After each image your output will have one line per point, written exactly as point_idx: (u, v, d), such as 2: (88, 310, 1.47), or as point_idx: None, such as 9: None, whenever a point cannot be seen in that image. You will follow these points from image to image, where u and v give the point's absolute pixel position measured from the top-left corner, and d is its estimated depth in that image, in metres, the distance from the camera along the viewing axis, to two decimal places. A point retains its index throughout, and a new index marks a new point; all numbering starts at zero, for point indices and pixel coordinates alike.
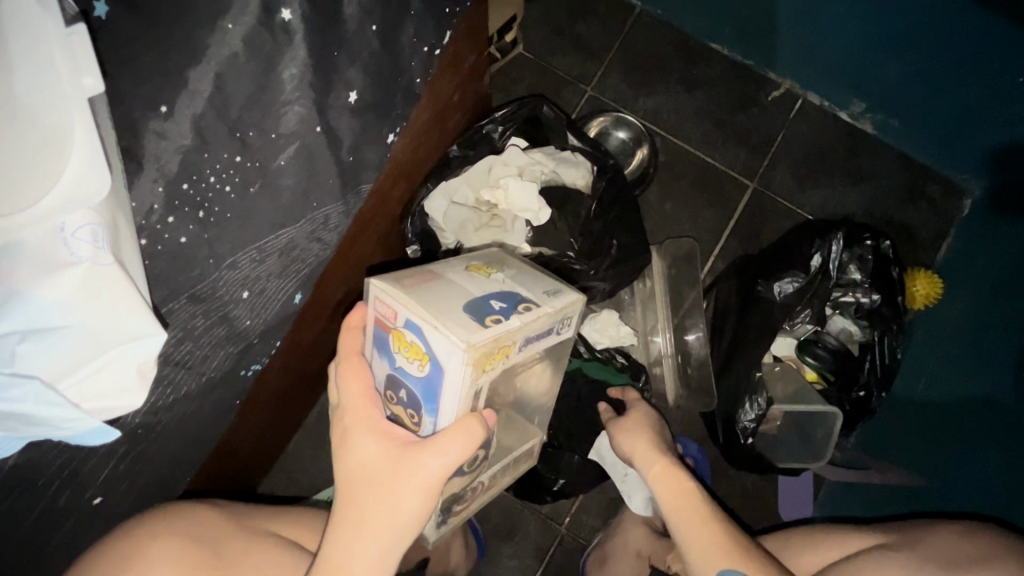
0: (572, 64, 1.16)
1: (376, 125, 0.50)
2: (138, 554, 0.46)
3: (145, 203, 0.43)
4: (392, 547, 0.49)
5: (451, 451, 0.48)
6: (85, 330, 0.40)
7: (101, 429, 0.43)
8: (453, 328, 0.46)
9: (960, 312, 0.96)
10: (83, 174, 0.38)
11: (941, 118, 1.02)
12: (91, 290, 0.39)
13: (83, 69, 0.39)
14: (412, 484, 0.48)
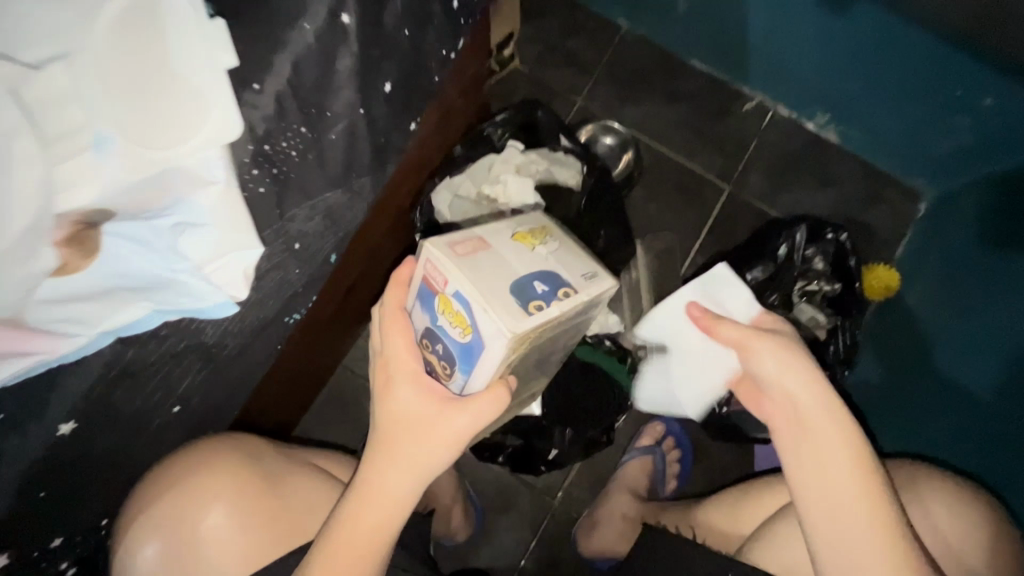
0: (564, 78, 1.27)
1: (402, 113, 0.59)
2: (201, 458, 0.57)
3: (237, 158, 0.46)
4: (418, 484, 0.55)
5: (480, 414, 0.53)
6: (214, 234, 0.47)
7: (221, 304, 0.51)
8: (502, 313, 0.49)
9: (916, 300, 1.04)
10: (225, 118, 0.43)
11: (898, 128, 1.10)
12: (227, 207, 0.46)
13: (220, 45, 0.41)
14: (439, 438, 0.53)
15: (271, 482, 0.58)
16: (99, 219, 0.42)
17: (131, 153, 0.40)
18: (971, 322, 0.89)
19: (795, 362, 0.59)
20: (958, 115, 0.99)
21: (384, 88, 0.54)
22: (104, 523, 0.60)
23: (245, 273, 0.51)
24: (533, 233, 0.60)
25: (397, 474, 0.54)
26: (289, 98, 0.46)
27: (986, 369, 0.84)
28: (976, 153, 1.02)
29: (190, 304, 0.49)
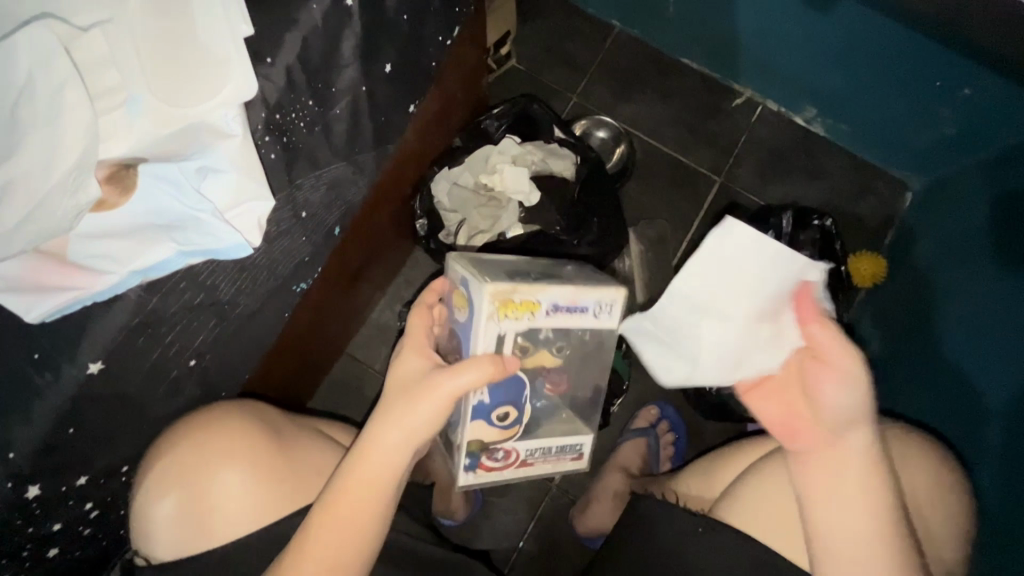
0: (560, 76, 1.31)
1: (400, 95, 0.62)
2: (215, 416, 0.60)
3: (252, 124, 0.52)
4: (407, 448, 0.56)
5: (462, 373, 0.54)
6: (234, 182, 0.52)
7: (237, 246, 0.53)
8: (489, 279, 0.58)
9: (906, 286, 1.05)
10: (239, 80, 0.49)
11: (882, 122, 1.11)
12: (241, 158, 0.51)
13: (236, 17, 0.48)
14: (430, 396, 0.55)
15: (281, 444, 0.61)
16: (138, 163, 0.50)
17: (161, 112, 0.48)
18: (988, 298, 0.83)
19: (844, 377, 0.52)
20: (940, 106, 0.99)
21: (384, 68, 0.58)
22: (123, 470, 0.61)
23: (259, 223, 0.54)
24: (560, 270, 0.72)
25: (389, 431, 0.55)
26: (298, 72, 0.52)
27: (986, 351, 0.79)
28: (961, 143, 1.02)
29: (208, 244, 0.52)
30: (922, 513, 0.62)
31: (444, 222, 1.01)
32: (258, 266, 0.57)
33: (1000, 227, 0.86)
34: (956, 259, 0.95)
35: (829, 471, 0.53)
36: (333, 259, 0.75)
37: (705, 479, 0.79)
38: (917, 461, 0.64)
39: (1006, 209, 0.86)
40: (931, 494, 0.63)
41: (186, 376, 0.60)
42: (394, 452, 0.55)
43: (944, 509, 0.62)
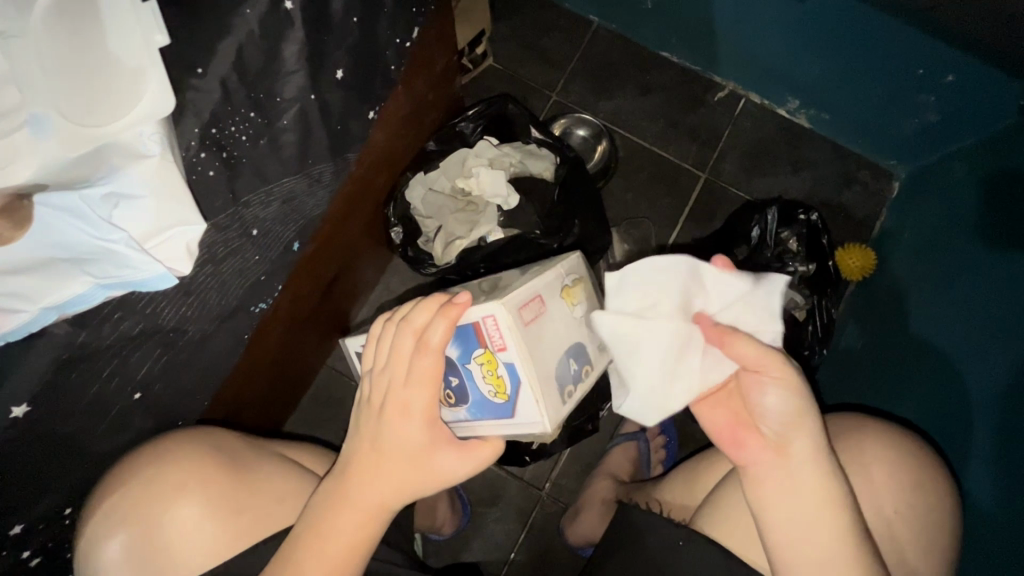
0: (538, 74, 1.28)
1: (355, 101, 0.59)
2: (167, 449, 0.57)
3: (183, 141, 0.48)
4: (393, 506, 0.53)
5: (470, 459, 0.53)
6: (156, 206, 0.48)
7: (159, 275, 0.49)
8: (546, 409, 0.59)
9: (894, 277, 1.02)
10: (155, 96, 0.46)
11: (864, 113, 1.09)
12: (163, 181, 0.48)
13: (151, 26, 0.45)
14: (431, 474, 0.52)
15: (243, 471, 0.59)
16: (34, 192, 0.46)
17: (67, 132, 0.45)
18: (971, 277, 0.82)
19: (778, 381, 0.52)
20: (921, 94, 0.97)
21: (335, 75, 0.55)
22: (67, 512, 0.59)
23: (188, 249, 0.50)
24: (572, 296, 0.67)
25: (382, 499, 0.52)
26: (234, 82, 0.49)
27: (967, 336, 0.78)
28: (945, 130, 1.00)
29: (129, 276, 0.48)
30: (910, 521, 0.60)
31: (422, 228, 0.98)
32: (205, 287, 0.54)
33: (988, 216, 0.84)
34: (935, 249, 0.94)
35: (778, 489, 0.52)
36: (301, 273, 0.72)
37: (689, 488, 0.76)
38: (907, 465, 0.61)
39: (992, 198, 0.84)
40: (917, 498, 0.60)
41: (132, 409, 0.57)
42: (378, 514, 0.52)
43: (933, 512, 0.60)
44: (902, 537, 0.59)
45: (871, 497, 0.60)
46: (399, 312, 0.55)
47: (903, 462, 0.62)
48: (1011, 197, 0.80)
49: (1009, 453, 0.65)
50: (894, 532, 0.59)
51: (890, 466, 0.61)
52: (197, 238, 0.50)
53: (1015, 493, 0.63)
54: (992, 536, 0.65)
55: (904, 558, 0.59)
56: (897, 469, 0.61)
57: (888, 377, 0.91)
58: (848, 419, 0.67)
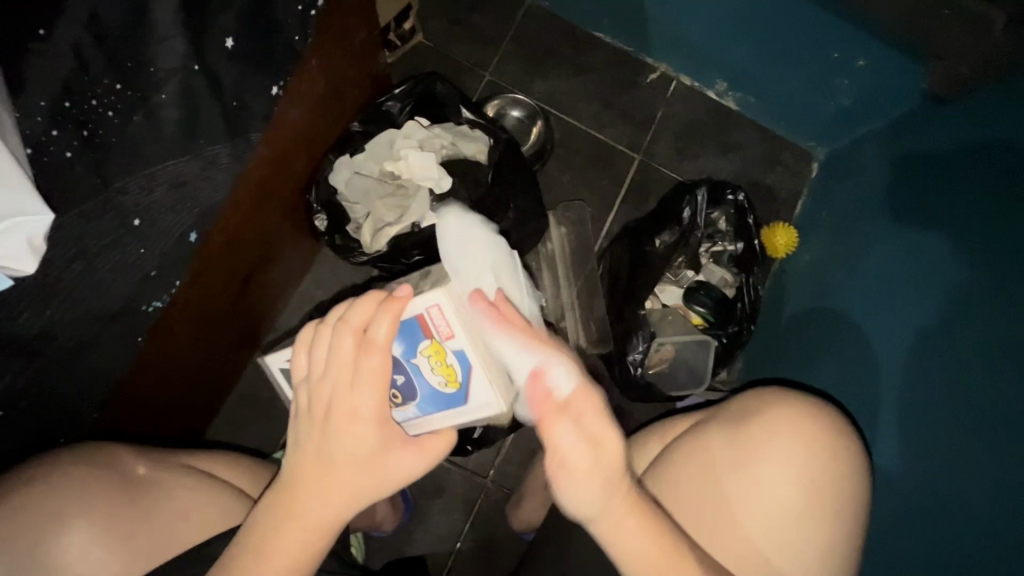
0: (470, 52, 1.23)
1: (254, 74, 0.55)
2: (44, 470, 0.53)
3: (29, 117, 0.44)
4: (343, 514, 0.49)
5: (425, 455, 0.51)
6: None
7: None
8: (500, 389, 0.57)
9: (813, 254, 1.07)
10: None
11: (785, 95, 1.13)
12: None
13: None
14: (383, 478, 0.49)
15: (143, 489, 0.55)
16: None
17: None
18: (880, 252, 0.87)
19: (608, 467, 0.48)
20: (835, 78, 1.02)
21: (225, 43, 0.51)
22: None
23: (30, 247, 0.44)
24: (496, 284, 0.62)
25: (330, 511, 0.49)
26: (91, 49, 0.45)
27: (874, 306, 0.83)
28: (859, 113, 1.05)
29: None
30: (828, 486, 0.63)
31: (349, 215, 0.92)
32: (78, 286, 0.49)
33: (899, 193, 0.89)
34: (848, 227, 1.00)
35: (610, 533, 0.51)
36: (210, 266, 0.66)
37: None
38: (825, 433, 0.64)
39: (901, 179, 0.90)
40: (834, 466, 0.63)
41: (2, 424, 0.51)
42: (324, 524, 0.49)
43: (849, 478, 0.63)
44: (822, 502, 0.62)
45: (792, 465, 0.63)
46: (332, 313, 0.50)
47: (822, 432, 0.64)
48: (916, 179, 0.86)
49: (913, 417, 0.70)
50: (813, 498, 0.62)
51: (806, 434, 0.64)
52: (43, 230, 0.44)
53: (916, 453, 0.68)
54: (900, 494, 0.70)
55: (822, 523, 0.62)
56: (816, 438, 0.64)
57: (806, 350, 0.97)
58: (772, 392, 0.69)
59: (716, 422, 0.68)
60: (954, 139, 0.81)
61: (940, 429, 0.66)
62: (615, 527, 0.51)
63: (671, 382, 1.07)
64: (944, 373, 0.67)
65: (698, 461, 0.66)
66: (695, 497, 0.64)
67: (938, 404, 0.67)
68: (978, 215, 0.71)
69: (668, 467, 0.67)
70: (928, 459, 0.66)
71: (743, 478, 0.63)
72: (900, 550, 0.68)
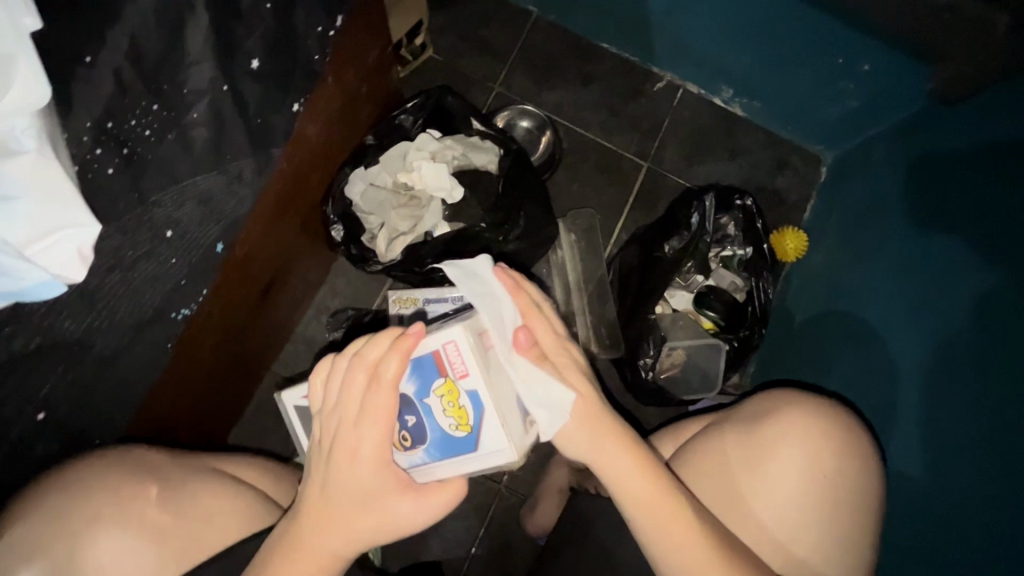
0: (478, 65, 1.26)
1: (279, 93, 0.59)
2: (79, 473, 0.55)
3: (75, 136, 0.47)
4: (344, 552, 0.51)
5: (428, 505, 0.51)
6: (28, 210, 0.44)
7: (49, 284, 0.47)
8: (513, 436, 0.52)
9: (824, 256, 1.07)
10: (27, 87, 0.42)
11: (789, 101, 1.14)
12: (38, 178, 0.44)
13: (18, 7, 0.42)
14: (381, 520, 0.50)
15: (168, 493, 0.57)
16: None
17: None
18: (894, 252, 0.87)
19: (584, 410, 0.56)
20: (841, 82, 1.03)
21: (249, 65, 0.55)
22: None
23: (79, 254, 0.47)
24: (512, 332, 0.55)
25: (335, 547, 0.50)
26: (129, 71, 0.48)
27: (891, 313, 0.82)
28: (866, 116, 1.06)
29: (7, 286, 0.45)
30: (840, 487, 0.63)
31: (365, 225, 0.95)
32: (114, 295, 0.52)
33: (913, 193, 0.88)
34: (856, 229, 1.01)
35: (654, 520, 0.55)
36: (233, 275, 0.68)
37: None
38: (838, 432, 0.65)
39: (913, 180, 0.90)
40: (846, 466, 0.63)
41: (40, 432, 0.54)
42: (328, 560, 0.50)
43: (863, 479, 0.63)
44: (835, 503, 0.62)
45: (804, 467, 0.63)
46: (349, 346, 0.51)
47: (835, 434, 0.64)
48: (926, 179, 0.86)
49: (932, 415, 0.70)
50: (825, 498, 0.62)
51: (818, 434, 0.64)
52: (93, 241, 0.48)
53: (941, 455, 0.67)
54: (921, 498, 0.69)
55: (836, 522, 0.62)
56: (829, 439, 0.64)
57: (819, 353, 0.97)
58: (785, 394, 0.69)
59: (728, 423, 0.69)
60: (960, 142, 0.82)
61: (958, 430, 0.65)
62: (603, 451, 0.56)
63: (683, 386, 1.08)
64: (956, 374, 0.68)
65: (713, 460, 0.66)
66: (715, 499, 0.65)
67: (955, 405, 0.67)
68: (988, 216, 0.71)
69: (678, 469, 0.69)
70: (945, 459, 0.67)
71: (757, 478, 0.64)
72: (916, 551, 0.68)
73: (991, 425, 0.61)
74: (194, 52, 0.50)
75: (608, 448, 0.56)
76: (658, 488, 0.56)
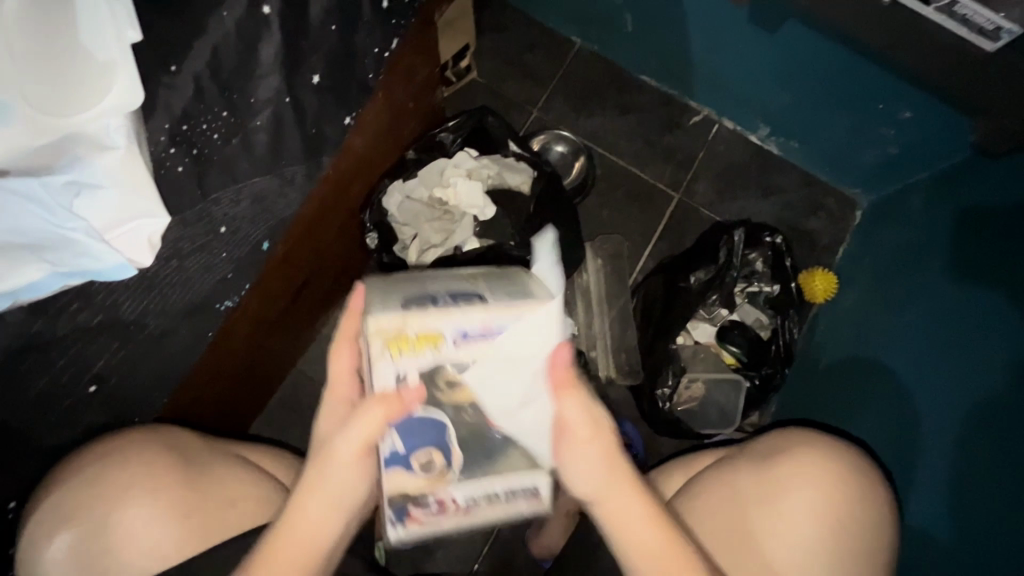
0: (520, 90, 1.31)
1: (335, 106, 0.63)
2: (124, 450, 0.58)
3: (154, 135, 0.51)
4: (339, 497, 0.47)
5: (358, 422, 0.45)
6: (116, 197, 0.50)
7: (119, 269, 0.51)
8: (379, 311, 0.49)
9: (853, 300, 1.07)
10: (123, 92, 0.48)
11: (828, 143, 1.15)
12: (125, 172, 0.50)
13: (124, 21, 0.47)
14: (328, 453, 0.46)
15: (189, 470, 0.59)
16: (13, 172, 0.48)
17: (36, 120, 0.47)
18: (926, 299, 0.86)
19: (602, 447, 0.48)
20: (883, 127, 1.03)
21: (311, 79, 0.59)
22: (10, 503, 0.58)
23: (149, 242, 0.53)
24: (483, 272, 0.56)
25: (315, 496, 0.47)
26: (206, 80, 0.52)
27: (920, 362, 0.80)
28: (905, 161, 1.06)
29: (86, 265, 0.50)
30: (856, 533, 0.62)
31: (397, 235, 0.97)
32: (170, 281, 0.56)
33: (953, 242, 0.87)
34: (887, 274, 1.01)
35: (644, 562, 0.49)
36: (274, 272, 0.72)
37: None
38: (856, 475, 0.64)
39: (952, 228, 0.89)
40: (863, 513, 0.62)
41: (88, 403, 0.58)
42: (326, 509, 0.47)
43: (879, 529, 0.62)
44: (851, 550, 0.61)
45: (818, 506, 0.62)
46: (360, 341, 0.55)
47: (854, 476, 0.64)
48: (964, 229, 0.86)
49: (960, 472, 0.67)
50: (837, 542, 0.61)
51: (834, 475, 0.63)
52: (161, 231, 0.53)
53: (966, 514, 0.65)
54: (943, 558, 0.66)
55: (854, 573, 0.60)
56: (847, 481, 0.63)
57: (844, 395, 0.95)
58: (800, 433, 0.68)
59: (742, 459, 0.68)
60: (1001, 196, 0.81)
61: (986, 490, 0.63)
62: (620, 512, 0.49)
63: (702, 421, 1.09)
64: (986, 431, 0.65)
65: (725, 496, 0.65)
66: (722, 532, 0.63)
67: (983, 463, 0.64)
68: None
69: (687, 503, 0.67)
70: (967, 519, 0.65)
71: (771, 518, 0.63)
72: None
73: (1023, 490, 0.59)
74: (264, 66, 0.54)
75: (626, 509, 0.49)
76: (669, 544, 0.49)
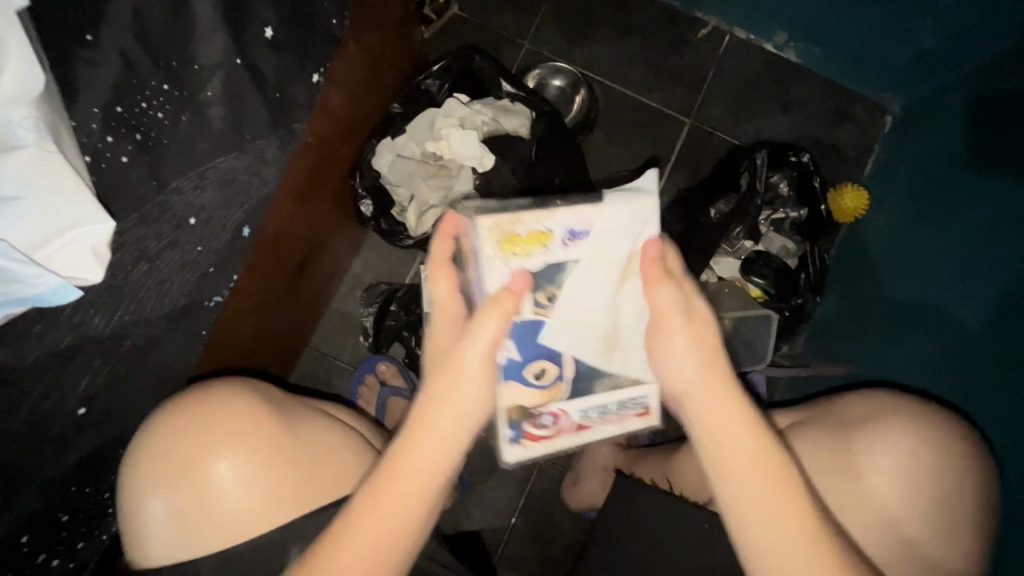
0: (507, 20, 1.18)
1: (297, 63, 0.57)
2: (220, 401, 0.59)
3: (85, 122, 0.49)
4: (472, 416, 0.48)
5: (485, 330, 0.46)
6: (42, 206, 0.45)
7: (64, 289, 0.46)
8: (493, 232, 0.49)
9: (885, 221, 0.98)
10: (21, 71, 0.44)
11: (855, 43, 1.02)
12: (41, 171, 0.45)
13: None
14: (459, 367, 0.47)
15: (301, 442, 0.60)
16: None
17: None
18: (968, 212, 0.80)
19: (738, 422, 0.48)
20: (916, 16, 0.90)
21: (263, 33, 0.54)
22: (25, 540, 0.54)
23: (94, 253, 0.47)
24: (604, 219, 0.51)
25: (441, 419, 0.47)
26: (135, 52, 0.50)
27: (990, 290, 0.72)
28: (940, 55, 0.93)
29: (22, 292, 0.45)
30: (954, 501, 0.57)
31: (394, 198, 0.92)
32: (147, 278, 0.53)
33: (980, 145, 0.82)
34: (918, 185, 0.93)
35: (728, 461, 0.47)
36: (264, 255, 0.67)
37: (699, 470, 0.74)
38: (944, 431, 0.59)
39: (979, 131, 0.83)
40: (944, 471, 0.58)
41: (83, 428, 0.54)
42: (449, 434, 0.48)
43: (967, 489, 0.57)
44: (947, 517, 0.57)
45: (906, 474, 0.58)
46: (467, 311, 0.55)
47: (941, 435, 0.59)
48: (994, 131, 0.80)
49: None
50: (912, 512, 0.57)
51: (921, 442, 0.58)
52: (106, 236, 0.47)
53: None
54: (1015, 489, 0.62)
55: (944, 530, 0.57)
56: (932, 441, 0.58)
57: (893, 330, 0.87)
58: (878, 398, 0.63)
59: (821, 431, 0.63)
60: None
61: None
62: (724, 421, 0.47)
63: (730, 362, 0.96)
64: None
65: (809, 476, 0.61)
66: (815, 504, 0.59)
67: None
68: None
69: None
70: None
71: (848, 486, 0.59)
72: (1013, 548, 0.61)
73: None
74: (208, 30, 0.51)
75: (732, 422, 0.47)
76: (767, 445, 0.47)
